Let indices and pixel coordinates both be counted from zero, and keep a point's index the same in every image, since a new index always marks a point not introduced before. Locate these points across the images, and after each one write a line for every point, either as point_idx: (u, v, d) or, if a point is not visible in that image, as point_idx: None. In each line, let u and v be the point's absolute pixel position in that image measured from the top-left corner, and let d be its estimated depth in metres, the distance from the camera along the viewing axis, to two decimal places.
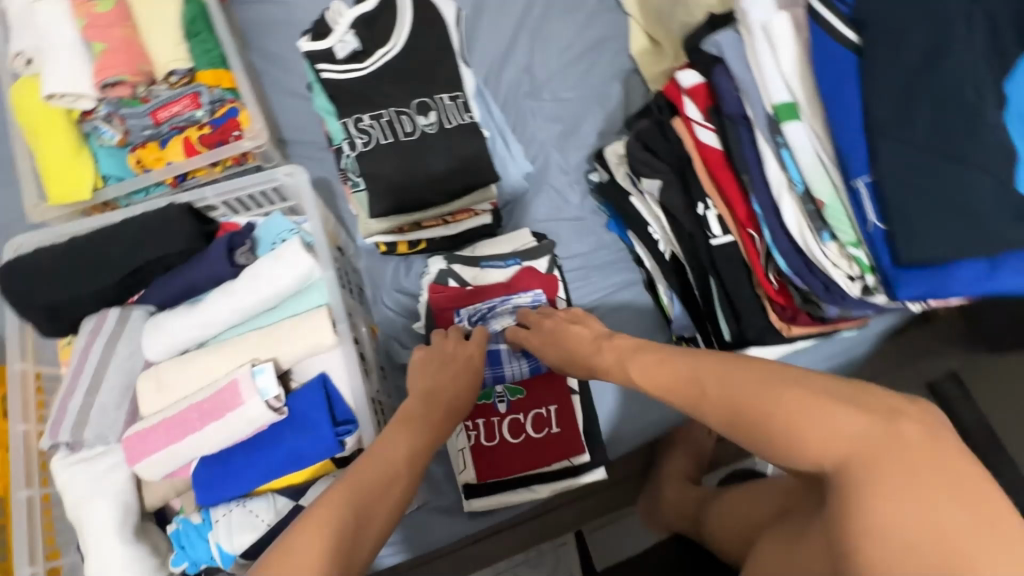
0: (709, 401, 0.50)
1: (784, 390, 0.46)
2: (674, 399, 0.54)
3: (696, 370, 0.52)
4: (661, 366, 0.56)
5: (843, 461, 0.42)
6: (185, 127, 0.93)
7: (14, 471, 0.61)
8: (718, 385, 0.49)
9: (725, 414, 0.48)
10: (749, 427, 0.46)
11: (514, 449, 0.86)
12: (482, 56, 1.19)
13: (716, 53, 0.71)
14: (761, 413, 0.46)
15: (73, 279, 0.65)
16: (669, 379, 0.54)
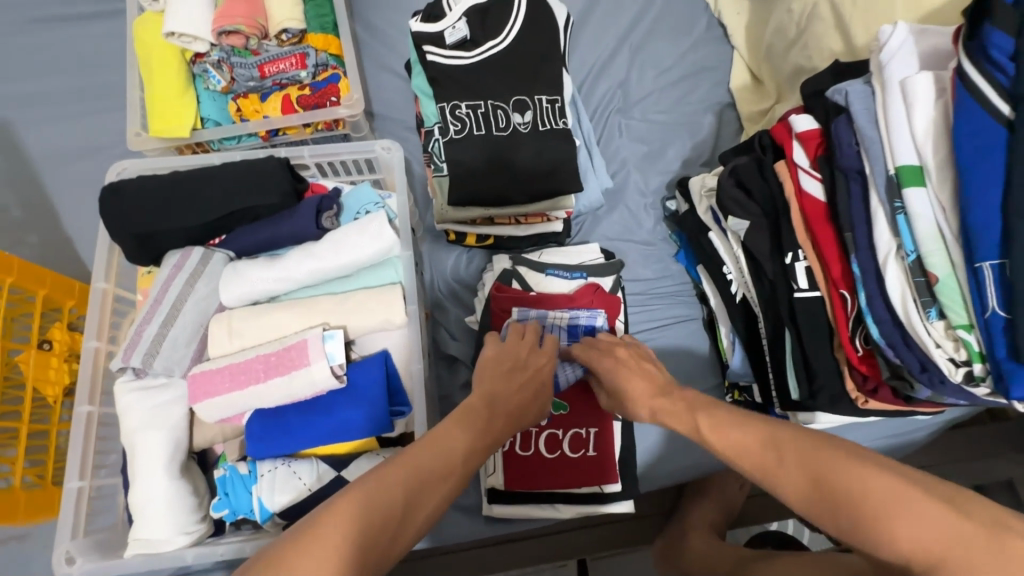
0: (786, 471, 0.48)
1: (873, 471, 0.44)
2: (743, 463, 0.52)
3: (775, 436, 0.51)
4: (734, 427, 0.54)
5: (931, 561, 0.39)
6: (287, 85, 0.95)
7: (80, 385, 0.63)
8: (799, 455, 0.48)
9: (804, 486, 0.46)
10: (826, 503, 0.45)
11: (546, 463, 0.85)
12: (579, 64, 1.18)
13: (841, 101, 0.69)
14: (845, 491, 0.44)
15: (167, 212, 0.66)
16: (743, 440, 0.53)
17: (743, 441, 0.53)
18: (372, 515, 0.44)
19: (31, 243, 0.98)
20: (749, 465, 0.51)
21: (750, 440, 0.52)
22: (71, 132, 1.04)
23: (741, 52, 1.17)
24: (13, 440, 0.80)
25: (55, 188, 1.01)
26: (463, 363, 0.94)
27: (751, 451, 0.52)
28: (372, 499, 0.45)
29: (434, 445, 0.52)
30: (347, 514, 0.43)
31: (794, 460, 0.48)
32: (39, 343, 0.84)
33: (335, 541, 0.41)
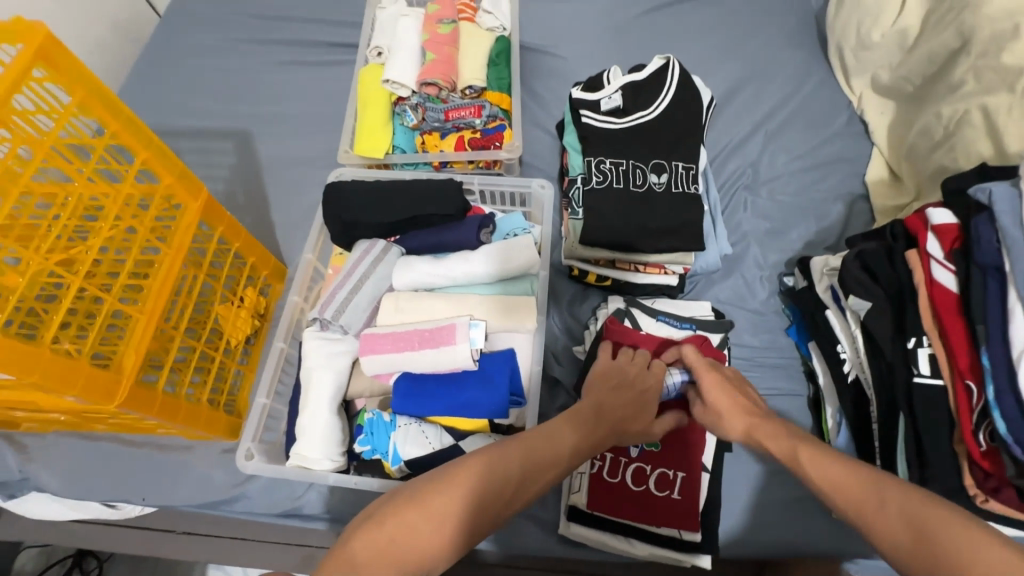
0: (887, 516, 0.52)
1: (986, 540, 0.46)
2: (841, 499, 0.56)
3: (880, 484, 0.54)
4: (837, 466, 0.59)
5: None
6: (463, 128, 1.16)
7: (280, 325, 0.80)
8: (905, 508, 0.51)
9: (903, 534, 0.50)
10: (928, 555, 0.48)
11: (630, 495, 0.89)
12: (714, 142, 1.28)
13: (984, 200, 0.71)
14: (949, 548, 0.47)
15: (366, 208, 0.84)
16: (843, 478, 0.57)
17: (844, 483, 0.57)
18: (490, 479, 0.56)
19: (245, 223, 1.26)
20: (847, 500, 0.55)
21: (852, 482, 0.56)
22: (292, 145, 1.34)
23: (882, 149, 1.20)
24: (205, 368, 1.01)
25: (271, 185, 1.29)
26: (565, 388, 1.02)
27: (849, 488, 0.56)
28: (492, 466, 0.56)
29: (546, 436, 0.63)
30: (473, 471, 0.55)
31: (896, 509, 0.52)
32: (239, 298, 1.06)
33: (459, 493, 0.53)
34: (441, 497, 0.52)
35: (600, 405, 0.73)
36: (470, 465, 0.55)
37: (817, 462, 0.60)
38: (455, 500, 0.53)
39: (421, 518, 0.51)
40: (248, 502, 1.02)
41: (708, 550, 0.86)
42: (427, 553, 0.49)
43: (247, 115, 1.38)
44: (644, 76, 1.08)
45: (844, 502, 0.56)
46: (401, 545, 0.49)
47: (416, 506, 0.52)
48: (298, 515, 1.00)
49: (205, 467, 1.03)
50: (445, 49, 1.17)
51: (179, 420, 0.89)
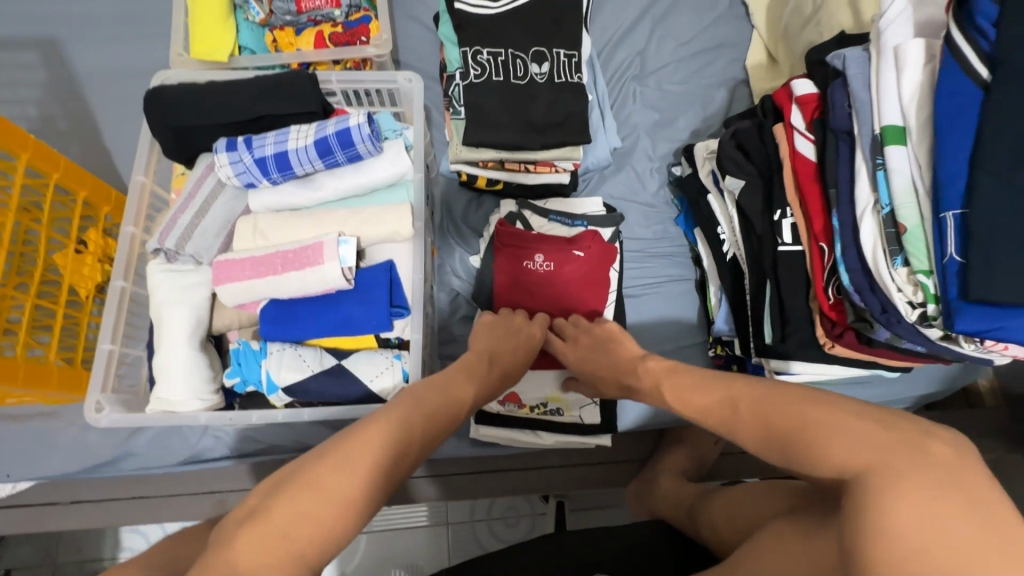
0: (741, 417, 0.51)
1: (813, 408, 0.46)
2: (708, 420, 0.56)
3: (732, 392, 0.54)
4: (696, 387, 0.60)
5: (867, 467, 0.40)
6: (321, 22, 1.00)
7: (117, 260, 0.69)
8: (751, 405, 0.51)
9: (756, 432, 0.49)
10: (780, 443, 0.47)
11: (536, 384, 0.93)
12: (601, 30, 1.22)
13: (840, 66, 0.73)
14: (789, 430, 0.46)
15: (201, 111, 0.72)
16: (705, 401, 0.57)
17: (709, 405, 0.56)
18: (387, 455, 0.48)
19: (73, 153, 1.05)
20: (710, 419, 0.55)
21: (710, 398, 0.57)
22: (114, 54, 1.11)
23: (760, 30, 1.20)
24: (49, 326, 0.88)
25: (96, 106, 1.08)
26: (464, 297, 1.01)
27: (710, 410, 0.56)
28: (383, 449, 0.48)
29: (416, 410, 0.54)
30: (356, 464, 0.45)
31: (748, 412, 0.51)
32: (76, 241, 0.90)
33: (361, 477, 0.45)
34: (307, 504, 0.42)
35: (493, 351, 0.75)
36: (344, 451, 0.46)
37: (684, 390, 0.61)
38: (351, 489, 0.44)
39: (279, 524, 0.40)
40: (136, 458, 0.93)
41: (607, 430, 0.93)
42: (299, 554, 0.40)
43: (45, 17, 1.11)
44: None
45: (710, 421, 0.55)
46: (287, 556, 0.39)
47: (291, 495, 0.42)
48: (199, 462, 0.94)
49: (76, 430, 0.93)
50: None
51: (21, 384, 0.77)
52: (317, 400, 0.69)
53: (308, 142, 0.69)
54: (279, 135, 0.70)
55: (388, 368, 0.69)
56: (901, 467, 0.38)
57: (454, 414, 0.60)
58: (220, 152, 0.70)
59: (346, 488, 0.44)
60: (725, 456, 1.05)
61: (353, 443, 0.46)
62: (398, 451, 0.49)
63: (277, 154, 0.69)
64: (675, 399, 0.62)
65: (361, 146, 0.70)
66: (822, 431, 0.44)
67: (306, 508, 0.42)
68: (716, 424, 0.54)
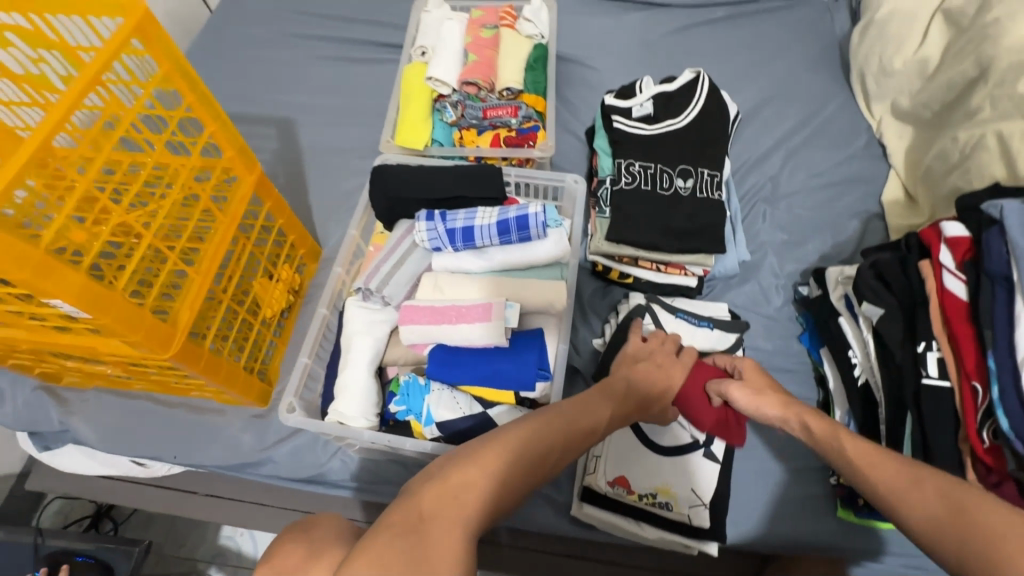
0: (923, 500, 0.54)
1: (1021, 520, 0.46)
2: (886, 486, 0.58)
3: (921, 470, 0.57)
4: (878, 455, 0.61)
5: None
6: (499, 127, 1.22)
7: (325, 292, 0.86)
8: (942, 491, 0.53)
9: (940, 517, 0.51)
10: (968, 536, 0.48)
11: (653, 462, 0.94)
12: (736, 155, 1.33)
13: (996, 214, 0.76)
14: (982, 524, 0.47)
15: (412, 186, 0.90)
16: (886, 465, 0.60)
17: (884, 469, 0.59)
18: (527, 448, 0.57)
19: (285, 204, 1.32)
20: (890, 487, 0.57)
21: (890, 468, 0.59)
22: (331, 134, 1.40)
23: (899, 171, 1.25)
24: (243, 336, 1.06)
25: (310, 171, 1.36)
26: (583, 376, 1.07)
27: (889, 475, 0.58)
28: (525, 443, 0.57)
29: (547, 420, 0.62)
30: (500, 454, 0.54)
31: (932, 494, 0.53)
32: (278, 273, 1.11)
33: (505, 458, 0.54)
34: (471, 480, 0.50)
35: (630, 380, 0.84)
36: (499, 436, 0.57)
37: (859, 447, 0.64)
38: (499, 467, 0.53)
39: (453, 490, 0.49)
40: (274, 465, 1.05)
41: (714, 538, 0.90)
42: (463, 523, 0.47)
43: (290, 104, 1.45)
44: (674, 87, 1.14)
45: (882, 488, 0.58)
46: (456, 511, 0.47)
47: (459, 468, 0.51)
48: (322, 480, 1.04)
49: (235, 429, 1.07)
50: (485, 52, 1.24)
51: (221, 379, 0.94)
52: (460, 440, 0.76)
53: (492, 220, 0.84)
54: (468, 214, 0.86)
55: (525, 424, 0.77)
56: None
57: (596, 432, 0.68)
58: (421, 221, 0.86)
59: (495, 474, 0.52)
60: None
61: (501, 435, 0.57)
62: (533, 453, 0.57)
63: (465, 227, 0.84)
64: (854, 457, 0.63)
65: (534, 230, 0.84)
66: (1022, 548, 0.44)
67: (469, 473, 0.51)
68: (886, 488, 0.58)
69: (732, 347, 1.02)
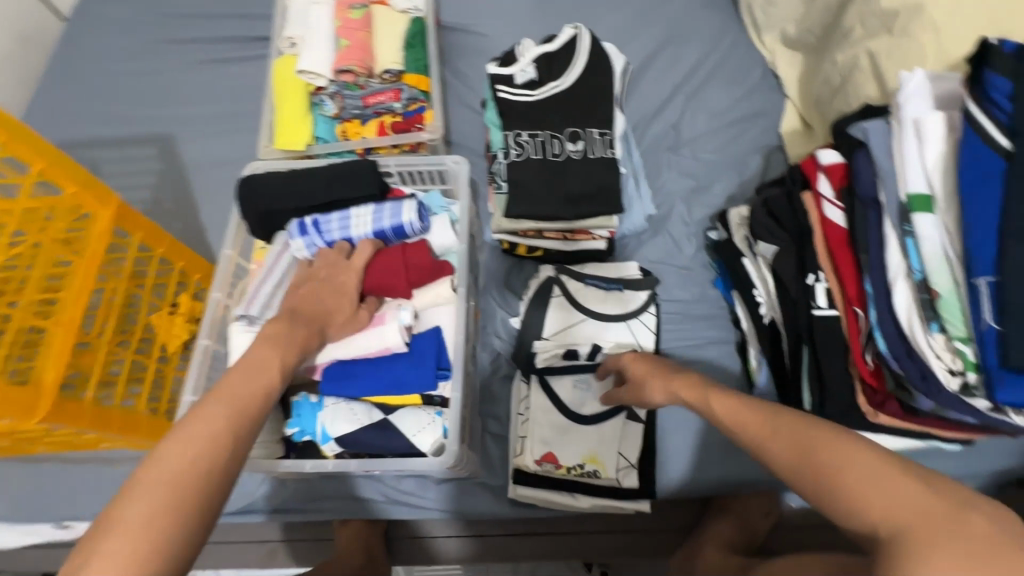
0: (776, 441, 0.58)
1: (857, 452, 0.51)
2: (748, 432, 0.61)
3: (775, 414, 0.60)
4: (740, 405, 0.64)
5: (896, 530, 0.46)
6: (383, 113, 1.15)
7: (204, 322, 0.81)
8: (789, 434, 0.57)
9: (794, 456, 0.55)
10: (818, 474, 0.53)
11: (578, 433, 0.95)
12: (636, 107, 1.31)
13: (862, 137, 0.76)
14: (825, 463, 0.52)
15: (280, 194, 0.84)
16: (744, 416, 0.63)
17: (745, 419, 0.63)
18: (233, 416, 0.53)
19: (174, 228, 1.23)
20: (749, 434, 0.61)
21: (750, 414, 0.62)
22: (214, 146, 1.31)
23: (793, 100, 1.25)
24: (142, 377, 1.00)
25: (197, 189, 1.27)
26: (505, 357, 1.06)
27: (753, 424, 0.61)
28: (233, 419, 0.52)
29: (246, 374, 0.57)
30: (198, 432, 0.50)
31: (786, 437, 0.57)
32: (170, 304, 1.05)
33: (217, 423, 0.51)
34: (147, 486, 0.46)
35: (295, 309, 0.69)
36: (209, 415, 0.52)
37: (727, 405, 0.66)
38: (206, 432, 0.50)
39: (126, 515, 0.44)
40: None
41: (646, 496, 0.92)
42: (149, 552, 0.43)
43: (164, 118, 1.34)
44: (554, 46, 1.09)
45: (747, 436, 0.61)
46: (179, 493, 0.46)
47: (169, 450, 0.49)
48: (254, 510, 1.00)
49: None
50: (358, 34, 1.15)
51: (116, 430, 0.89)
52: (363, 452, 0.74)
53: (368, 229, 0.81)
54: (343, 218, 0.82)
55: (429, 424, 0.74)
56: (935, 535, 0.43)
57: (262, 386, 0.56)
58: (295, 236, 0.82)
59: (192, 465, 0.48)
60: (780, 528, 0.99)
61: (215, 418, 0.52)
62: (230, 423, 0.52)
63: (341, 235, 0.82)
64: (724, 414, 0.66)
65: (411, 228, 0.81)
66: (863, 485, 0.49)
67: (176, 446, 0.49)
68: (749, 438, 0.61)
69: (645, 304, 1.01)
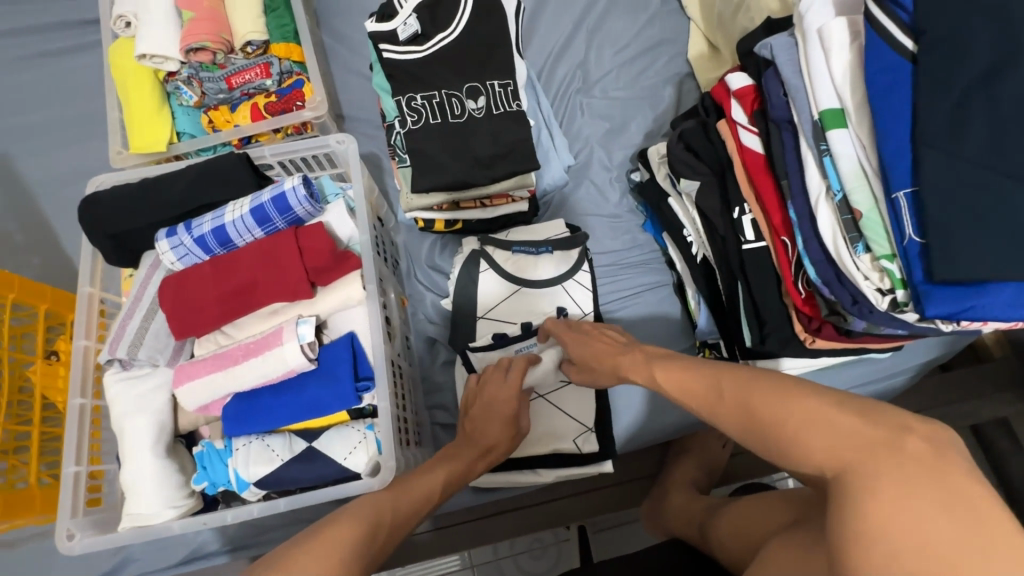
0: (723, 404, 0.56)
1: (796, 399, 0.49)
2: (693, 402, 0.60)
3: (717, 375, 0.59)
4: (685, 372, 0.63)
5: (842, 469, 0.43)
6: (255, 94, 1.00)
7: (73, 377, 0.68)
8: (733, 391, 0.55)
9: (738, 417, 0.54)
10: (762, 429, 0.51)
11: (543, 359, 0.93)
12: (539, 49, 1.21)
13: (768, 55, 0.71)
14: (768, 415, 0.50)
15: (135, 213, 0.71)
16: (690, 382, 0.62)
17: (693, 389, 0.61)
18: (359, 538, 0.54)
19: (34, 264, 1.05)
20: (696, 404, 0.60)
21: (698, 382, 0.60)
22: (62, 159, 1.11)
23: (696, 22, 1.19)
24: (28, 445, 0.86)
25: (52, 213, 1.08)
26: (442, 343, 1.00)
27: (696, 392, 0.60)
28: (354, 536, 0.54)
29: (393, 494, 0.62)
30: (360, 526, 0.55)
31: (728, 396, 0.56)
32: (46, 354, 0.90)
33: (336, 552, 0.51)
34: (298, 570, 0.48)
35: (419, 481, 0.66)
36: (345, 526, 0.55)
37: (669, 374, 0.66)
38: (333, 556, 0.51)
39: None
40: (138, 563, 0.90)
41: (607, 455, 0.90)
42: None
43: None
44: None
45: (696, 406, 0.60)
46: None
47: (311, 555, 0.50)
48: (198, 558, 0.91)
49: None
50: (203, 3, 0.98)
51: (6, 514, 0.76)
52: (293, 486, 0.66)
53: (244, 211, 0.69)
54: (215, 212, 0.69)
55: (361, 442, 0.67)
56: (875, 469, 0.41)
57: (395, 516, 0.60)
58: (160, 241, 0.69)
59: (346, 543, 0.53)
60: (737, 456, 1.02)
61: (336, 528, 0.54)
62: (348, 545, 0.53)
63: (215, 230, 0.69)
64: (667, 383, 0.65)
65: (300, 209, 0.70)
66: (805, 425, 0.47)
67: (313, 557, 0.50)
68: (699, 407, 0.59)
69: (577, 263, 0.97)
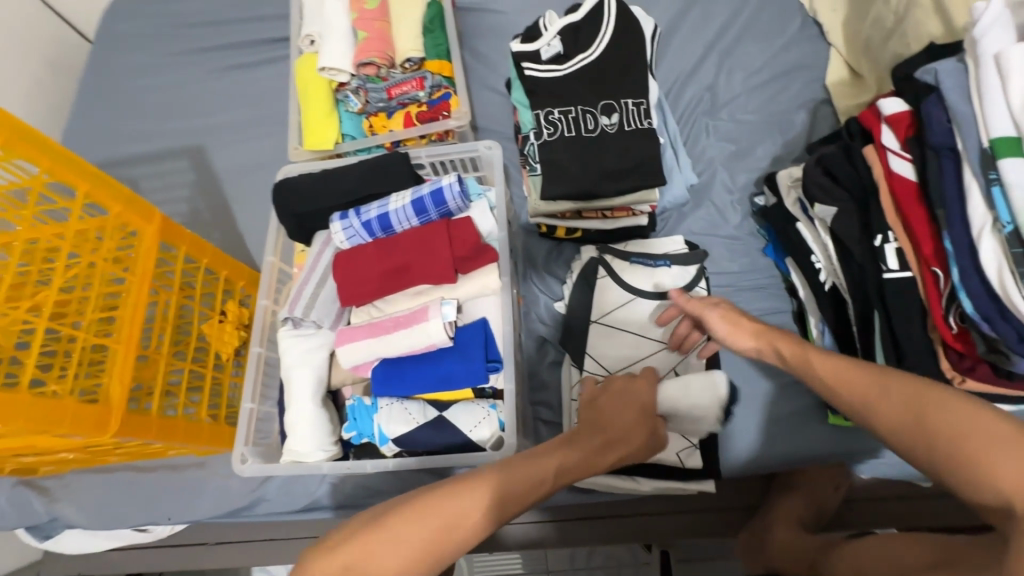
0: (889, 403, 0.52)
1: (991, 419, 0.46)
2: (846, 394, 0.56)
3: (886, 374, 0.55)
4: (845, 363, 0.58)
5: None
6: (409, 104, 1.13)
7: (255, 330, 0.81)
8: (907, 393, 0.52)
9: (906, 419, 0.50)
10: (934, 436, 0.48)
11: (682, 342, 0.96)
12: (668, 71, 1.24)
13: (931, 81, 0.69)
14: (947, 426, 0.47)
15: (316, 197, 0.83)
16: (849, 374, 0.57)
17: (850, 377, 0.57)
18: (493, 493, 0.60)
19: (215, 238, 1.25)
20: (851, 396, 0.56)
21: (860, 376, 0.56)
22: (245, 152, 1.32)
23: (838, 48, 1.16)
24: (201, 386, 1.03)
25: (233, 197, 1.28)
26: (551, 343, 1.05)
27: (856, 383, 0.56)
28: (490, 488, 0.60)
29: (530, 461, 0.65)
30: (479, 496, 0.58)
31: (899, 396, 0.52)
32: (220, 312, 1.06)
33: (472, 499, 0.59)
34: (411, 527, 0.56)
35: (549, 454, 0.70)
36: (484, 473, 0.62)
37: (825, 361, 0.60)
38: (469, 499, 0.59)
39: (390, 542, 0.55)
40: (267, 503, 1.03)
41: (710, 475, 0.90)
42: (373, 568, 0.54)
43: (195, 129, 1.35)
44: (581, 16, 1.03)
45: (850, 399, 0.56)
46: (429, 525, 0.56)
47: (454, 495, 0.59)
48: (317, 508, 1.02)
49: (221, 478, 1.04)
50: (375, 25, 1.13)
51: (182, 438, 0.91)
52: (421, 449, 0.74)
53: (406, 202, 0.78)
54: (381, 201, 0.80)
55: (484, 418, 0.74)
56: None
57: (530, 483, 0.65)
58: (334, 222, 0.80)
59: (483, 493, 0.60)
60: (850, 503, 0.96)
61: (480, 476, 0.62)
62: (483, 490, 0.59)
63: (380, 216, 0.79)
64: (817, 367, 0.61)
65: (452, 203, 0.79)
66: (994, 449, 0.44)
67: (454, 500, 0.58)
68: (854, 400, 0.55)
69: (694, 280, 0.98)
